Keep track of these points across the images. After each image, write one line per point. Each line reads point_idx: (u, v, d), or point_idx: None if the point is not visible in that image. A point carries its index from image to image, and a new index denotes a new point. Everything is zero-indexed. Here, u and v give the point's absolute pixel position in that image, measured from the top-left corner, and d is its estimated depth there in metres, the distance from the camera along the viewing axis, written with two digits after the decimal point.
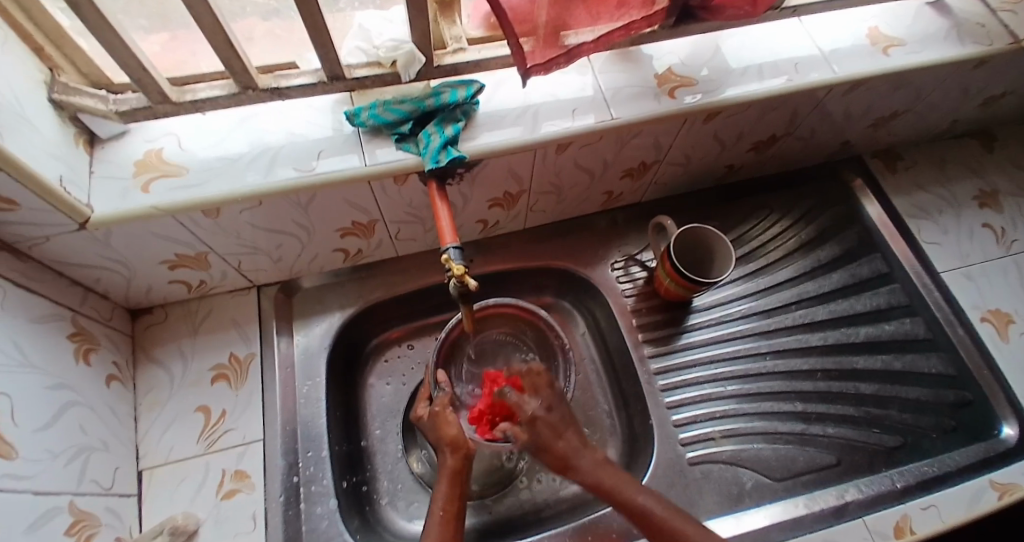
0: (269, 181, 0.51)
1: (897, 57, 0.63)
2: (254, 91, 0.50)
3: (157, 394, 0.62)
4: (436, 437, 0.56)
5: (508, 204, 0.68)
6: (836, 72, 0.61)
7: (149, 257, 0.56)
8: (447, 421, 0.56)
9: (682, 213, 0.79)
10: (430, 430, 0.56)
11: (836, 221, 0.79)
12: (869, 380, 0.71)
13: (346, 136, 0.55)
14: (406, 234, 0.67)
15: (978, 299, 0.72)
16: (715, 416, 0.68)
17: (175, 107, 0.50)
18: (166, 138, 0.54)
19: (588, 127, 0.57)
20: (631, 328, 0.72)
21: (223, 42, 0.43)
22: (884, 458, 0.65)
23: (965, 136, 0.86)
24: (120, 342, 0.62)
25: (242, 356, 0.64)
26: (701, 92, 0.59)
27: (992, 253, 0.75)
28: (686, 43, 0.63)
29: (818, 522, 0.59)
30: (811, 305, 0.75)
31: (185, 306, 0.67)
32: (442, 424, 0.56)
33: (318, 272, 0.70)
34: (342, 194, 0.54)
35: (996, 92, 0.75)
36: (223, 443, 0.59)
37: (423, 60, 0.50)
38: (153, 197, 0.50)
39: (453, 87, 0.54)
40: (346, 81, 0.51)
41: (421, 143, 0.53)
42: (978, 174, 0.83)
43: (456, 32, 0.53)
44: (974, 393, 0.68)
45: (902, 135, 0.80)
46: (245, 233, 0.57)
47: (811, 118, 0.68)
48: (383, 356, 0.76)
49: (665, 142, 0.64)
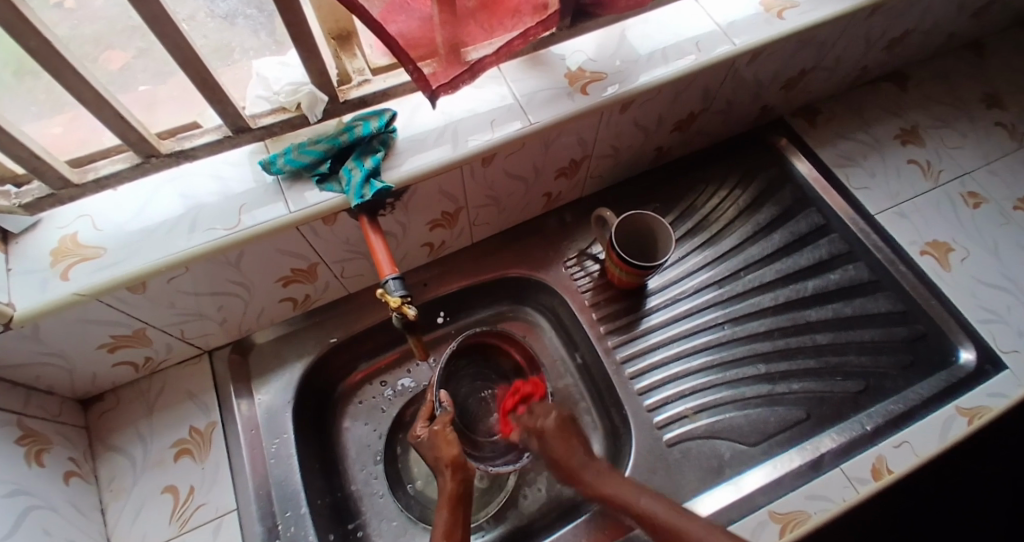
0: (196, 245, 0.50)
1: (792, 18, 0.65)
2: (158, 158, 0.50)
3: (121, 482, 0.59)
4: (436, 456, 0.56)
5: (449, 223, 0.68)
6: (736, 44, 0.63)
7: (87, 344, 0.54)
8: (446, 440, 0.56)
9: (623, 201, 0.80)
10: (429, 447, 0.57)
11: (769, 184, 0.82)
12: (825, 330, 0.73)
13: (266, 186, 0.53)
14: (351, 271, 0.67)
15: (915, 235, 0.75)
16: (685, 393, 0.70)
17: (79, 189, 0.49)
18: (80, 221, 0.51)
19: (509, 135, 0.57)
20: (592, 321, 0.73)
21: (115, 113, 0.42)
22: (851, 403, 0.67)
23: (878, 81, 0.90)
24: (74, 436, 0.59)
25: (202, 426, 0.62)
26: (614, 84, 0.60)
27: (922, 186, 0.79)
28: (593, 38, 0.64)
29: (799, 477, 0.60)
30: (759, 267, 0.77)
31: (136, 386, 0.64)
32: (443, 444, 0.56)
33: (270, 325, 0.68)
34: (272, 245, 0.53)
35: (896, 35, 0.78)
36: (197, 519, 0.57)
37: (326, 98, 0.52)
38: (76, 283, 0.48)
39: (365, 119, 0.54)
40: (252, 131, 0.52)
41: (344, 181, 0.53)
42: (897, 115, 0.86)
43: (358, 65, 0.54)
44: (927, 325, 0.70)
45: (817, 90, 0.84)
46: (181, 301, 0.55)
47: (725, 91, 0.70)
48: (355, 398, 0.74)
49: (589, 137, 0.65)
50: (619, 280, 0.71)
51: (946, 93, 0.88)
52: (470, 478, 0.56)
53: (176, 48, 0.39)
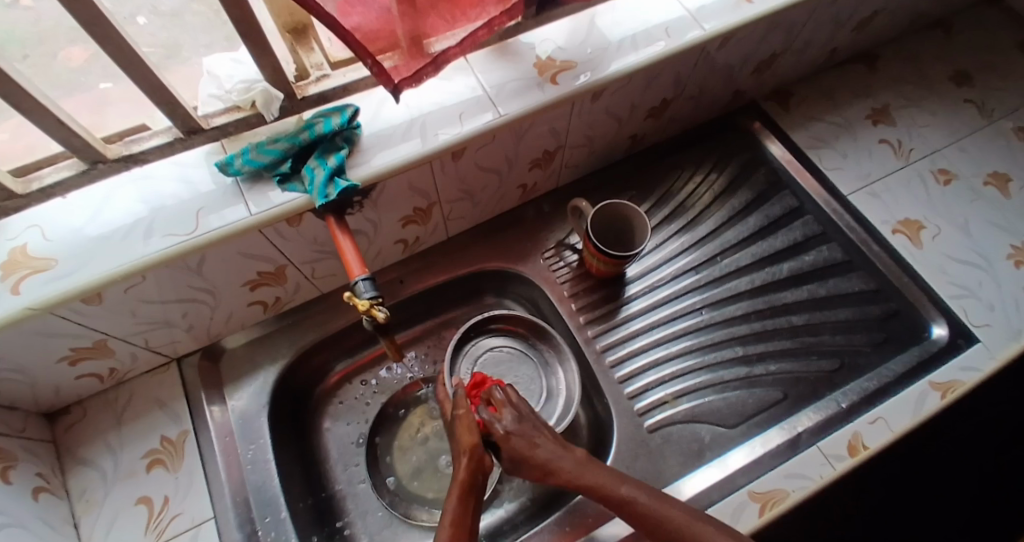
0: (153, 253, 0.48)
1: (761, 2, 0.64)
2: (106, 163, 0.49)
3: (92, 496, 0.57)
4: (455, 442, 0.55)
5: (422, 219, 0.66)
6: (706, 29, 0.62)
7: (45, 358, 0.52)
8: (467, 425, 0.55)
9: (599, 190, 0.80)
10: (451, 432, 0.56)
11: (744, 167, 0.82)
12: (800, 311, 0.74)
13: (226, 188, 0.51)
14: (322, 270, 0.65)
15: (888, 214, 0.76)
16: (665, 379, 0.70)
17: (24, 199, 0.48)
18: (30, 231, 0.49)
19: (479, 127, 0.56)
20: (571, 312, 0.73)
21: (54, 119, 0.40)
22: (826, 382, 0.68)
23: (849, 61, 0.90)
24: (41, 452, 0.57)
25: (174, 435, 0.61)
26: (585, 72, 0.59)
27: (893, 166, 0.79)
28: (562, 25, 0.63)
29: (777, 458, 0.61)
30: (736, 251, 0.77)
31: (103, 397, 0.63)
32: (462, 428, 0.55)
33: (241, 328, 0.67)
34: (235, 248, 0.51)
35: (866, 15, 0.78)
36: (173, 530, 0.56)
37: (282, 96, 0.50)
38: (27, 297, 0.46)
39: (326, 115, 0.52)
40: (205, 131, 0.51)
41: (306, 180, 0.51)
42: (868, 95, 0.86)
43: (315, 59, 0.53)
44: (900, 302, 0.72)
45: (789, 73, 0.83)
46: (142, 309, 0.53)
47: (697, 76, 0.69)
48: (334, 398, 0.73)
49: (562, 127, 0.64)
50: (596, 268, 0.70)
51: (915, 71, 0.88)
52: (485, 470, 0.53)
53: (116, 50, 0.37)
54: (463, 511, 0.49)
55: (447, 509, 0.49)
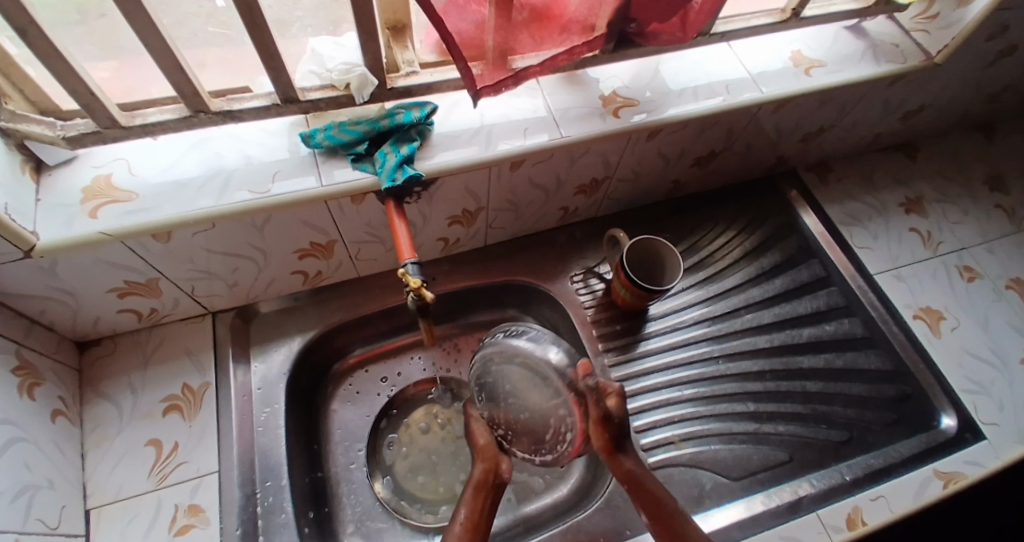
0: (223, 204, 0.51)
1: (818, 76, 0.69)
2: (207, 114, 0.50)
3: (105, 429, 0.59)
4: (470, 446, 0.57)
5: (467, 221, 0.69)
6: (764, 92, 0.67)
7: (98, 285, 0.54)
8: (476, 429, 0.57)
9: (634, 227, 0.83)
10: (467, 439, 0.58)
11: (776, 231, 0.84)
12: (815, 378, 0.74)
13: (301, 158, 0.55)
14: (366, 254, 0.68)
15: (910, 299, 0.77)
16: (674, 420, 0.71)
17: (124, 132, 0.49)
18: (115, 163, 0.53)
19: (539, 145, 0.59)
20: (591, 337, 0.74)
21: (175, 66, 0.44)
22: (833, 451, 0.68)
23: (890, 149, 0.93)
24: (66, 377, 0.59)
25: (196, 385, 0.62)
26: (644, 112, 0.63)
27: (920, 254, 0.82)
28: (629, 67, 0.68)
29: (776, 517, 0.62)
30: (758, 308, 0.79)
31: (135, 336, 0.65)
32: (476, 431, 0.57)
33: (277, 296, 0.69)
34: (298, 215, 0.55)
35: (912, 107, 0.82)
36: (176, 476, 0.57)
37: (376, 83, 0.53)
38: (102, 222, 0.49)
39: (406, 108, 0.56)
40: (299, 103, 0.53)
41: (377, 163, 0.55)
42: (904, 184, 0.90)
43: (408, 56, 0.56)
44: (913, 387, 0.73)
45: (832, 149, 0.87)
46: (198, 258, 0.56)
47: (746, 135, 0.73)
48: (347, 382, 0.75)
49: (613, 159, 0.67)
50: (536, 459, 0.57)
51: (951, 169, 0.92)
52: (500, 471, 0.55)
53: (246, 11, 0.41)
54: (477, 519, 0.52)
55: (460, 514, 0.52)
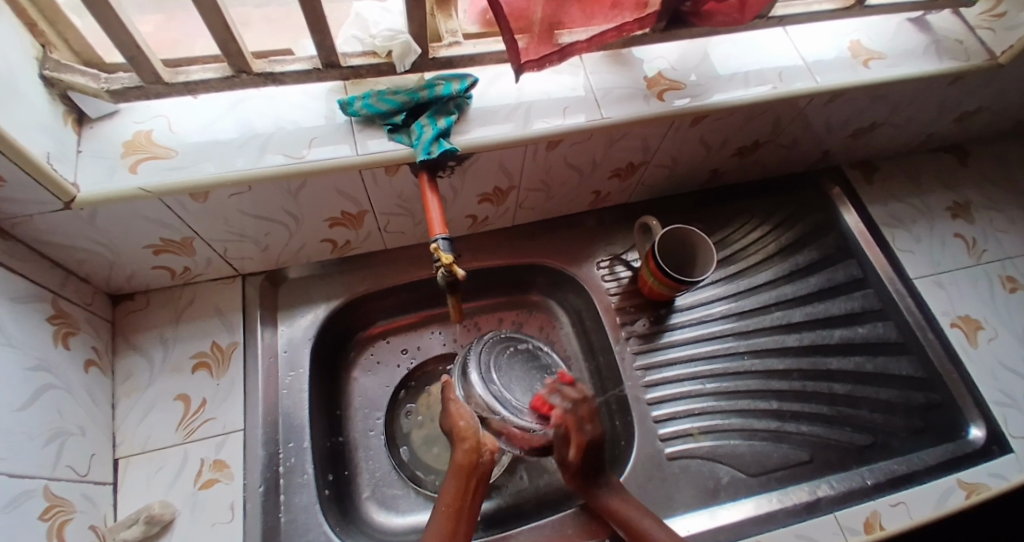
0: (259, 166, 0.51)
1: (876, 69, 0.65)
2: (248, 75, 0.49)
3: (137, 381, 0.61)
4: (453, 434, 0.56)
5: (498, 199, 0.68)
6: (818, 82, 0.63)
7: (135, 241, 0.55)
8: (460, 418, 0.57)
9: (666, 215, 0.81)
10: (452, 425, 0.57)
11: (814, 228, 0.81)
12: (843, 380, 0.73)
13: (338, 125, 0.55)
14: (395, 226, 0.67)
15: (949, 307, 0.75)
16: (694, 412, 0.70)
17: (166, 88, 0.49)
18: (155, 120, 0.53)
19: (579, 125, 0.58)
20: (614, 324, 0.74)
21: (220, 24, 0.43)
22: (855, 455, 0.67)
23: (940, 151, 0.89)
24: (100, 328, 0.61)
25: (225, 344, 0.64)
26: (690, 96, 0.61)
27: (963, 262, 0.78)
28: (676, 48, 0.65)
29: (793, 516, 0.61)
30: (788, 306, 0.77)
31: (167, 293, 0.66)
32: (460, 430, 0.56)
33: (305, 262, 0.70)
34: (332, 182, 0.54)
35: (971, 108, 0.78)
36: (202, 432, 0.58)
37: (419, 51, 0.51)
38: (141, 178, 0.49)
39: (447, 80, 0.55)
40: (341, 69, 0.52)
41: (414, 134, 0.54)
42: (952, 188, 0.86)
43: (451, 26, 0.55)
44: (943, 395, 0.71)
45: (879, 148, 0.84)
46: (232, 219, 0.56)
47: (793, 126, 0.70)
48: (368, 351, 0.76)
49: (653, 144, 0.65)
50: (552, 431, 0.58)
51: (1003, 175, 0.87)
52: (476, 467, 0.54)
53: None
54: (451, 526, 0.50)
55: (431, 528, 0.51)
